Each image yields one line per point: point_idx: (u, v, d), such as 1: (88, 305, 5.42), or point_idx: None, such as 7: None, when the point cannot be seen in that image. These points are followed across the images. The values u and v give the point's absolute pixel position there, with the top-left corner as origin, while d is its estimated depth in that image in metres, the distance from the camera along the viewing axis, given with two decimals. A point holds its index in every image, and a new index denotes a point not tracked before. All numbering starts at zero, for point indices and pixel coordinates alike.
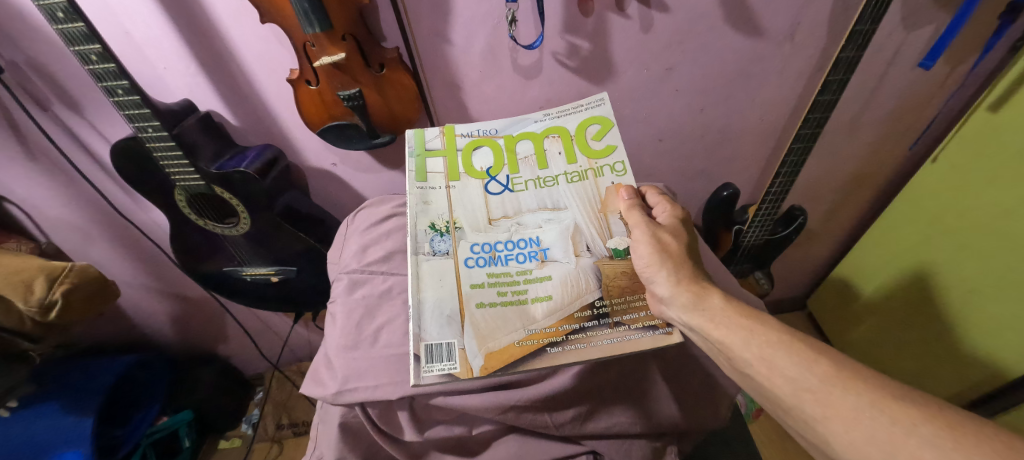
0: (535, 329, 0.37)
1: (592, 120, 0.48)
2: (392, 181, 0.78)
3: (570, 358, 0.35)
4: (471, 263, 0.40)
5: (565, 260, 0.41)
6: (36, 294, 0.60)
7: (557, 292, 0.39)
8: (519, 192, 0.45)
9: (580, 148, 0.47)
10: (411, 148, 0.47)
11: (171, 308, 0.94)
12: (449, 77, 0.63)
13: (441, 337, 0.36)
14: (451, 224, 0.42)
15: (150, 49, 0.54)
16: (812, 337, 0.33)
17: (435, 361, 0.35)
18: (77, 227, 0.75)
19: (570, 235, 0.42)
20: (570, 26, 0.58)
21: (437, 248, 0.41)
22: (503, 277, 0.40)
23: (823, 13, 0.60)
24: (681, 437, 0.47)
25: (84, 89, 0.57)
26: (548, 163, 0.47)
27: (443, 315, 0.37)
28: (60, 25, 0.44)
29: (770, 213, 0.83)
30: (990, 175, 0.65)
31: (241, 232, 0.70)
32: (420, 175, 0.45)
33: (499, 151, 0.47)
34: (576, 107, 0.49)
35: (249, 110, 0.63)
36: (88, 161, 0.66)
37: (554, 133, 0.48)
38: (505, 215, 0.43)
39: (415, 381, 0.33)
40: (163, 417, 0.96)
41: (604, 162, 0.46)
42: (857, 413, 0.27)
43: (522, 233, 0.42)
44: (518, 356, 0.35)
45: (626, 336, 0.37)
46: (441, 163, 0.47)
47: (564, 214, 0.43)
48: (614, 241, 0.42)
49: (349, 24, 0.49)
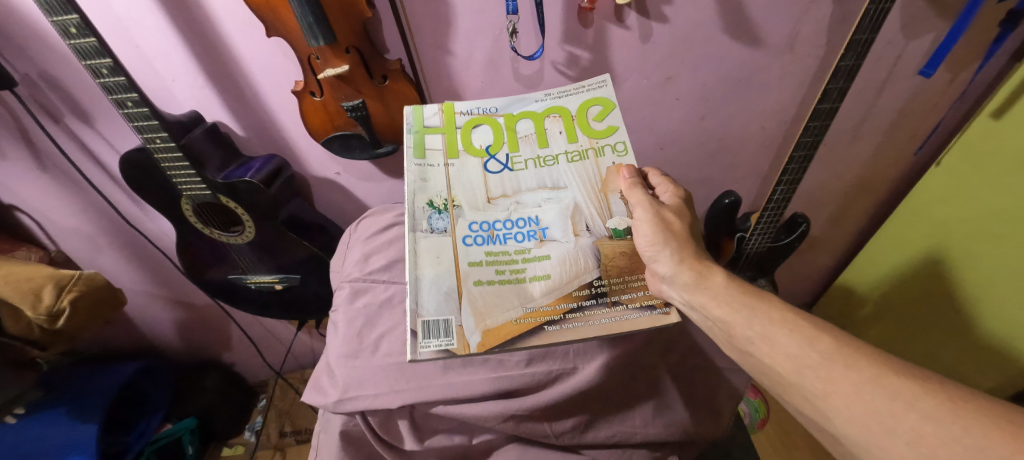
0: (532, 308, 0.37)
1: (594, 101, 0.47)
2: (393, 189, 0.78)
3: (566, 337, 0.35)
4: (469, 241, 0.40)
5: (564, 240, 0.41)
6: (45, 302, 0.61)
7: (555, 271, 0.39)
8: (518, 171, 0.45)
9: (581, 128, 0.46)
10: (409, 125, 0.46)
11: (177, 316, 0.95)
12: (450, 87, 0.64)
13: (438, 313, 0.36)
14: (450, 201, 0.42)
15: (159, 62, 0.56)
16: (812, 315, 0.34)
17: (431, 337, 0.35)
18: (85, 235, 0.76)
19: (569, 215, 0.42)
20: (570, 36, 0.59)
21: (435, 225, 0.40)
22: (501, 256, 0.40)
23: (822, 21, 0.61)
24: (684, 447, 0.45)
25: (94, 101, 0.59)
26: (549, 142, 0.46)
27: (441, 292, 0.37)
28: (73, 40, 0.46)
29: (773, 220, 0.79)
30: (997, 173, 0.64)
31: (246, 240, 0.70)
32: (418, 152, 0.45)
33: (499, 129, 0.46)
34: (577, 87, 0.48)
35: (256, 120, 0.64)
36: (98, 172, 0.68)
37: (555, 112, 0.47)
38: (504, 194, 0.43)
39: (411, 357, 0.33)
40: (169, 423, 0.96)
41: (605, 142, 0.46)
42: (857, 389, 0.28)
43: (521, 212, 0.42)
44: (515, 334, 0.36)
45: (624, 315, 0.37)
46: (439, 140, 0.46)
47: (564, 193, 0.43)
48: (614, 221, 0.42)
49: (353, 37, 0.51)
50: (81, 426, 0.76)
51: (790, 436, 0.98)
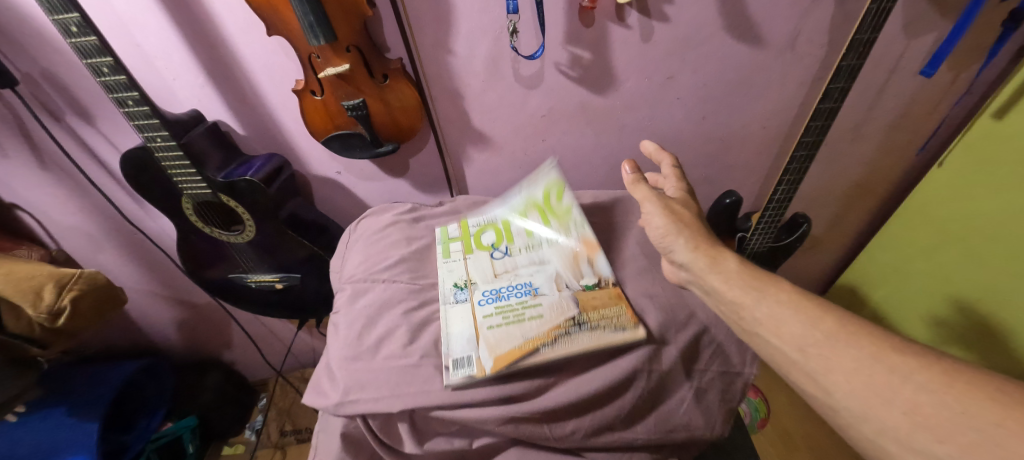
0: (531, 335, 0.45)
1: (552, 186, 0.63)
2: (394, 189, 0.78)
3: (557, 355, 0.43)
4: (482, 302, 0.51)
5: (551, 293, 0.51)
6: (45, 301, 0.61)
7: (547, 312, 0.48)
8: (515, 256, 0.56)
9: (552, 212, 0.61)
10: (438, 240, 0.61)
11: (177, 315, 0.95)
12: (451, 87, 0.64)
13: (463, 351, 0.45)
14: (468, 281, 0.54)
15: (161, 62, 0.56)
16: (818, 297, 0.34)
17: (459, 368, 0.44)
18: (86, 234, 0.76)
19: (554, 279, 0.53)
20: (571, 36, 0.59)
21: (458, 297, 0.52)
22: (507, 307, 0.50)
23: (823, 21, 0.61)
24: (684, 448, 0.46)
25: (95, 100, 0.59)
26: (534, 231, 0.59)
27: (465, 339, 0.47)
28: (74, 39, 0.46)
29: (773, 220, 0.79)
30: (997, 168, 0.64)
31: (247, 239, 0.70)
32: (444, 254, 0.58)
33: (499, 233, 0.60)
34: (537, 178, 0.65)
35: (257, 120, 0.64)
36: (99, 171, 0.68)
37: (531, 205, 0.62)
38: (506, 270, 0.55)
39: (446, 384, 0.42)
40: (169, 422, 0.97)
41: (570, 221, 0.60)
42: (857, 364, 0.28)
43: (519, 280, 0.53)
44: (520, 355, 0.43)
45: (602, 335, 0.45)
46: (459, 245, 0.59)
47: (548, 266, 0.55)
48: (586, 279, 0.52)
49: (353, 35, 0.51)
50: (81, 424, 0.76)
51: (791, 437, 0.98)
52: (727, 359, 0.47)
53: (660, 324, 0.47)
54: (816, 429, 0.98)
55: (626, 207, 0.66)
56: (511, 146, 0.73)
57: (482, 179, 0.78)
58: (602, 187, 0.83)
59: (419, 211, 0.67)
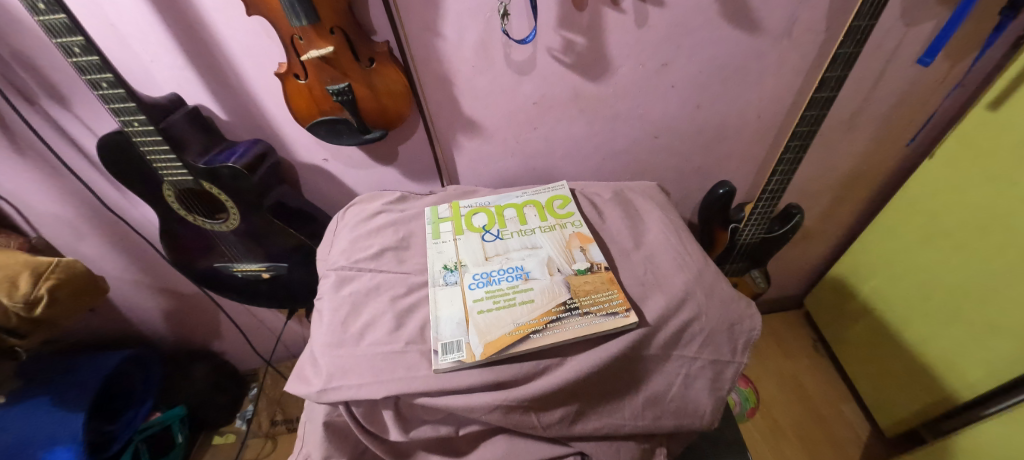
0: (523, 322, 0.45)
1: (556, 197, 0.63)
2: (384, 177, 0.76)
3: (548, 341, 0.43)
4: (473, 286, 0.50)
5: (543, 278, 0.50)
6: (21, 290, 0.59)
7: (539, 296, 0.48)
8: (507, 240, 0.56)
9: (550, 213, 0.61)
10: (428, 218, 0.61)
11: (164, 304, 0.94)
12: (441, 72, 0.62)
13: (453, 336, 0.44)
14: (458, 263, 0.53)
15: (136, 42, 0.53)
16: None
17: (448, 353, 0.43)
18: (66, 222, 0.74)
19: (546, 263, 0.52)
20: (563, 19, 0.57)
21: (448, 279, 0.51)
22: (498, 291, 0.49)
23: (822, 8, 0.59)
24: (670, 438, 0.46)
25: (69, 82, 0.56)
26: (527, 220, 0.59)
27: (454, 322, 0.46)
28: (41, 16, 0.43)
29: (767, 210, 0.83)
30: (993, 167, 0.63)
31: (231, 228, 0.69)
32: (435, 235, 0.58)
33: (491, 215, 0.61)
34: (545, 188, 0.65)
35: (239, 104, 0.62)
36: (77, 156, 0.65)
37: (530, 204, 0.62)
38: (497, 253, 0.54)
39: (433, 369, 0.41)
40: (157, 412, 0.96)
41: (568, 220, 0.59)
42: None
43: (510, 263, 0.53)
44: (509, 343, 0.43)
45: (593, 321, 0.45)
46: (450, 225, 0.59)
47: (540, 250, 0.54)
48: (578, 264, 0.52)
49: (337, 17, 0.48)
50: (65, 416, 0.75)
51: (778, 425, 1.00)
52: (718, 347, 0.46)
53: (651, 315, 0.46)
54: (805, 420, 1.00)
55: (618, 197, 0.65)
56: (503, 133, 0.72)
57: (473, 167, 0.76)
58: (594, 176, 0.82)
59: (408, 199, 0.66)
